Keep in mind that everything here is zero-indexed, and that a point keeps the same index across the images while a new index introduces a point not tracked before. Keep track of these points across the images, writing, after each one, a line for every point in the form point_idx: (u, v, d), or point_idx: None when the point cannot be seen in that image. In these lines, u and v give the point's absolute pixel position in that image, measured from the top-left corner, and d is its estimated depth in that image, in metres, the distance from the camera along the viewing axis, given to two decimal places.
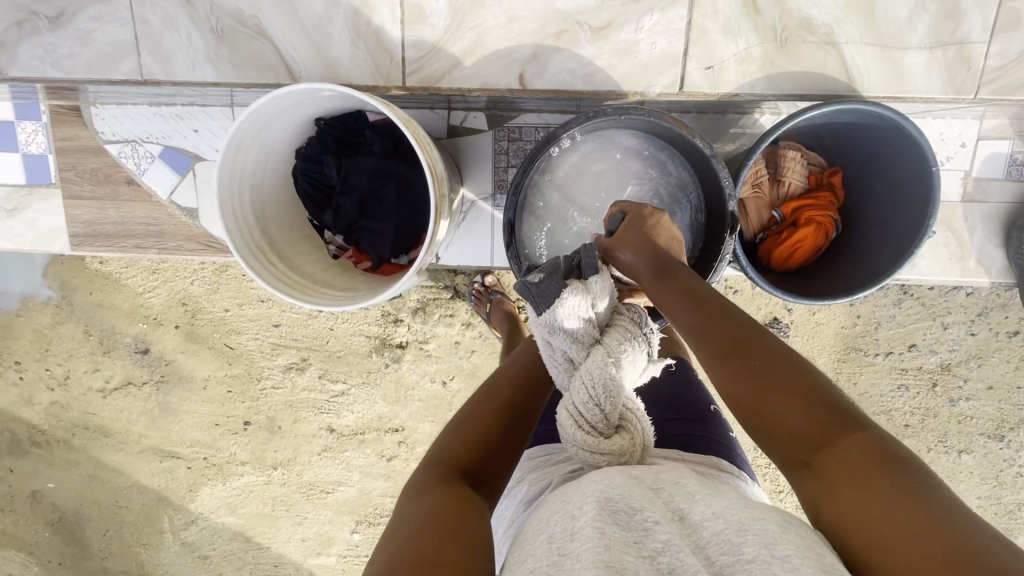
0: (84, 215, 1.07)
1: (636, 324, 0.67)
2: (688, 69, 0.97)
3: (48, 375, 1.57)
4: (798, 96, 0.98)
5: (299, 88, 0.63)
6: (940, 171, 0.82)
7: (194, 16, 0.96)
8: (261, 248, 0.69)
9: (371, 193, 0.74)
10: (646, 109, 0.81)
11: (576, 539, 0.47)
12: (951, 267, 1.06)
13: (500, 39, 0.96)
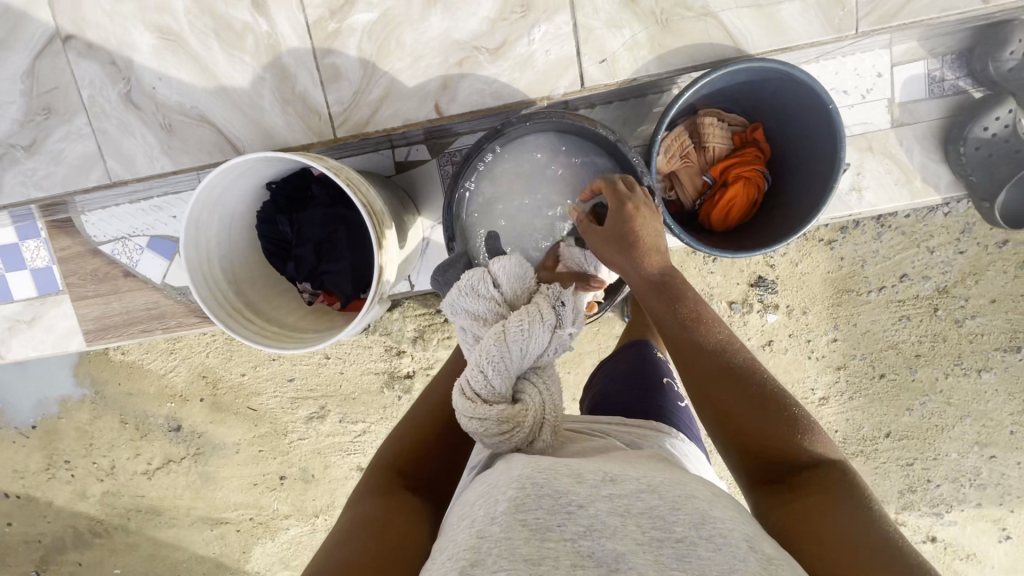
0: (93, 312, 1.16)
1: (540, 301, 0.71)
2: (584, 66, 1.04)
3: (95, 467, 1.68)
4: (692, 66, 1.04)
5: (238, 162, 0.69)
6: (839, 108, 0.84)
7: (146, 120, 1.08)
8: (235, 308, 0.76)
9: (325, 239, 0.80)
10: (547, 112, 0.90)
11: (494, 522, 0.52)
12: (900, 191, 1.13)
13: (410, 79, 1.05)
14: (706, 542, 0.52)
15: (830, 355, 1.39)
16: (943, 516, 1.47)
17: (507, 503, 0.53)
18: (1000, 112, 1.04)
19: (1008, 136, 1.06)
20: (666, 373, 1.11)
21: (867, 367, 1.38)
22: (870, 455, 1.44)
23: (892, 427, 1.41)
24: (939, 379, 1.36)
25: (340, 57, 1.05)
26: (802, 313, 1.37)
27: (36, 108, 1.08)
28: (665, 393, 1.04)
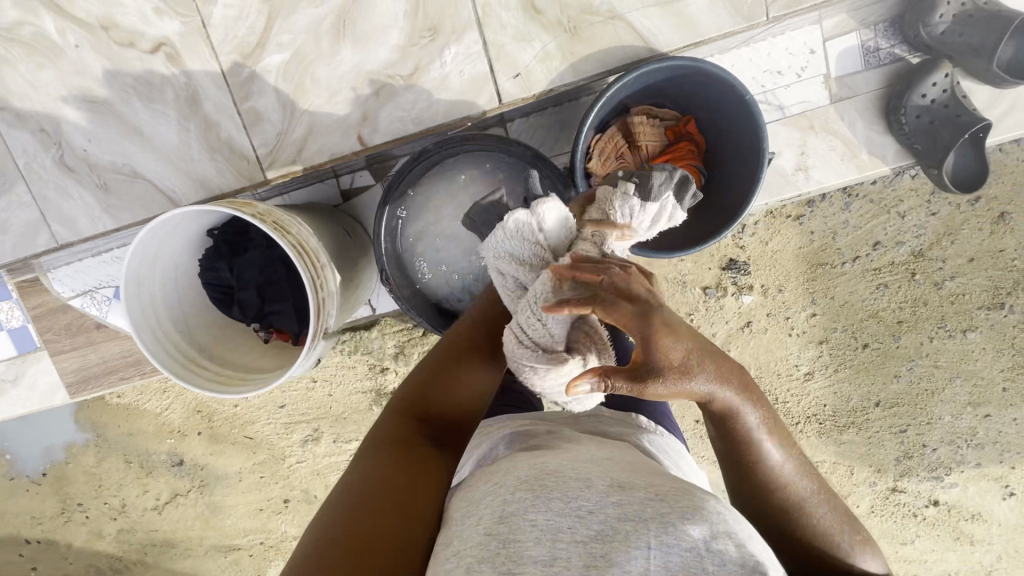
0: (72, 364, 1.19)
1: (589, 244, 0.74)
2: (499, 82, 1.08)
3: (108, 507, 1.72)
4: (607, 70, 1.08)
5: (165, 218, 0.70)
6: (756, 97, 0.86)
7: (82, 181, 1.13)
8: (189, 358, 0.78)
9: (266, 280, 0.81)
10: (458, 137, 0.92)
11: (506, 525, 0.56)
12: (849, 167, 1.14)
13: (329, 114, 1.10)
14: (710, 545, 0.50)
15: (811, 330, 1.37)
16: (944, 479, 1.45)
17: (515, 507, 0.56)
18: (937, 77, 1.07)
19: (947, 101, 1.08)
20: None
21: (849, 339, 1.37)
22: (863, 426, 1.42)
23: (881, 395, 1.40)
24: (922, 344, 1.35)
25: (258, 101, 1.09)
26: (778, 291, 1.35)
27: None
28: None
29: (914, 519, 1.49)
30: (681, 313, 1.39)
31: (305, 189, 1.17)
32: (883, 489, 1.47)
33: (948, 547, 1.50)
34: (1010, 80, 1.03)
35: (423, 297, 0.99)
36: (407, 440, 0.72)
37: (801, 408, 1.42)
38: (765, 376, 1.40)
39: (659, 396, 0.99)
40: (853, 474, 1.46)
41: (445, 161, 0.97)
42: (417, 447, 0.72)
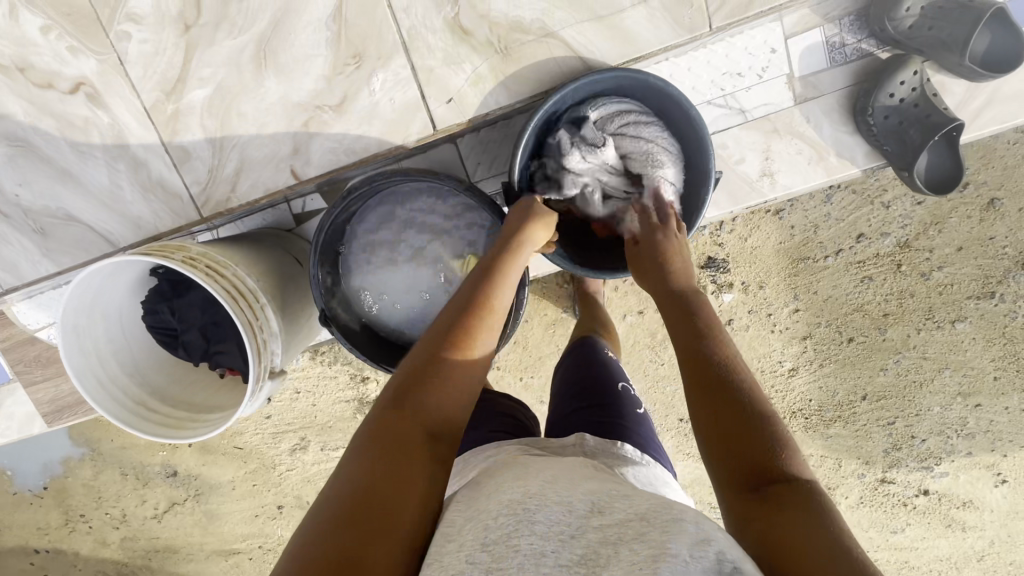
0: (46, 394, 1.19)
1: (649, 152, 0.97)
2: (432, 108, 1.07)
3: (109, 517, 1.76)
4: (545, 91, 1.06)
5: (92, 269, 0.69)
6: (699, 110, 0.91)
7: (18, 226, 1.13)
8: (139, 402, 0.78)
9: (209, 321, 0.77)
10: (389, 173, 0.88)
11: (485, 548, 0.54)
12: (813, 171, 1.10)
13: (259, 148, 1.09)
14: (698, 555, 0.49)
15: (794, 326, 1.34)
16: (934, 469, 1.43)
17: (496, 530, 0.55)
18: (905, 75, 1.02)
19: (917, 99, 1.03)
20: (620, 376, 1.04)
21: (833, 334, 1.34)
22: (849, 420, 1.40)
23: (867, 389, 1.37)
24: (909, 336, 1.31)
25: (185, 138, 1.09)
26: (758, 288, 1.32)
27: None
28: (624, 400, 0.97)
29: (904, 508, 1.47)
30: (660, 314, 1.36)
31: (256, 216, 1.16)
32: (871, 481, 1.45)
33: (939, 534, 1.48)
34: (985, 75, 0.95)
35: (369, 330, 1.00)
36: (398, 433, 0.65)
37: (787, 403, 1.40)
38: None
39: (642, 415, 0.95)
40: (841, 467, 1.45)
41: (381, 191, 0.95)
42: (406, 445, 0.64)
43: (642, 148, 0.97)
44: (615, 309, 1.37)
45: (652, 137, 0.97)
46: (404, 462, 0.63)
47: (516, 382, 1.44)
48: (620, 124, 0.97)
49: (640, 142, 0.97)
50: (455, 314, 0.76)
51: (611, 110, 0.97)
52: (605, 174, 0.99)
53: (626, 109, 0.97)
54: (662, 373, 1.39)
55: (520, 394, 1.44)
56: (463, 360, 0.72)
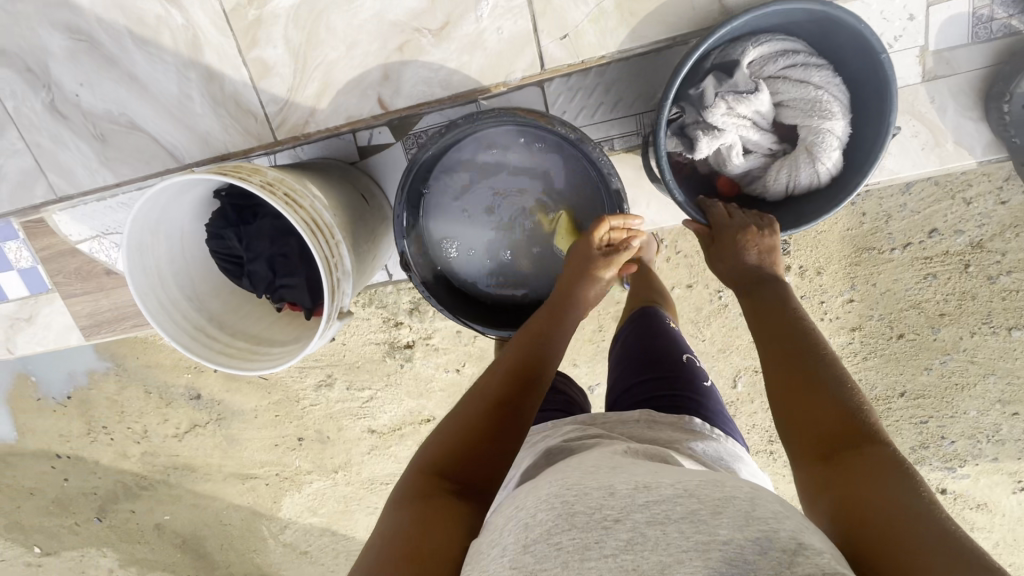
0: (85, 308, 1.18)
1: (812, 98, 0.83)
2: (544, 44, 1.00)
3: (131, 432, 1.79)
4: (672, 38, 0.97)
5: (162, 185, 0.65)
6: (891, 57, 0.76)
7: (76, 129, 1.08)
8: (198, 326, 0.75)
9: (277, 252, 0.73)
10: (496, 111, 0.83)
11: (528, 552, 0.50)
12: (925, 157, 1.09)
13: (347, 70, 1.03)
14: (755, 546, 0.46)
15: (845, 316, 1.30)
16: (956, 470, 1.43)
17: (539, 530, 0.51)
18: None
19: None
20: (685, 348, 1.02)
21: (883, 328, 1.30)
22: (882, 414, 1.39)
23: (907, 386, 1.35)
24: (964, 338, 1.28)
25: (266, 51, 1.02)
26: (816, 274, 1.28)
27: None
28: (690, 371, 0.97)
29: None
30: (710, 290, 1.32)
31: (319, 143, 1.08)
32: None
33: None
34: None
35: (446, 280, 0.98)
36: (433, 493, 0.67)
37: None
38: None
39: (709, 388, 0.95)
40: None
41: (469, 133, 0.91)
42: (436, 498, 0.66)
43: (806, 95, 0.84)
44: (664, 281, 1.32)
45: (821, 82, 0.83)
46: (437, 511, 0.64)
47: None
48: (785, 65, 0.85)
49: (806, 87, 0.83)
50: (495, 385, 0.78)
51: (772, 50, 0.84)
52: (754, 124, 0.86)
53: (792, 49, 0.85)
54: (701, 349, 1.37)
55: None
56: (503, 429, 0.74)
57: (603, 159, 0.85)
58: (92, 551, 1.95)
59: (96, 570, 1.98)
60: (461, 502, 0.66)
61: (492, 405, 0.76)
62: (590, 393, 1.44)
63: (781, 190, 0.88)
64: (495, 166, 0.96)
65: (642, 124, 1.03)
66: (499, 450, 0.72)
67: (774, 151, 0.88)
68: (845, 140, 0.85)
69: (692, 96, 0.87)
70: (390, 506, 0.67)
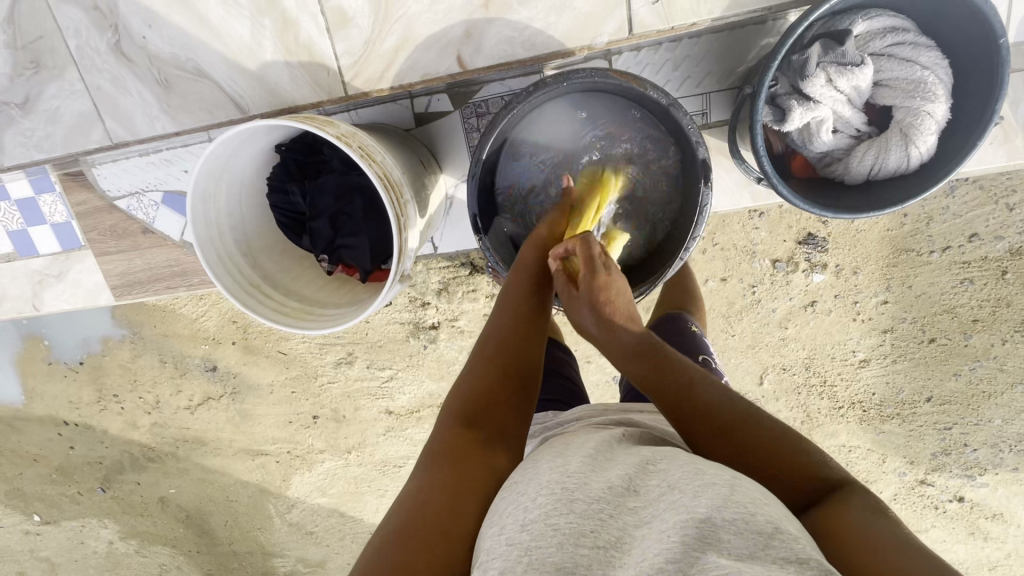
0: (117, 267, 1.18)
1: (915, 79, 0.79)
2: (634, 8, 0.97)
3: (142, 402, 1.76)
4: (766, 9, 0.96)
5: (232, 134, 0.66)
6: (1008, 43, 0.73)
7: (139, 74, 1.07)
8: (253, 283, 0.75)
9: (340, 210, 0.78)
10: (588, 70, 0.82)
11: (525, 531, 0.48)
12: (992, 152, 1.11)
13: (428, 25, 1.01)
14: (733, 525, 0.46)
15: (877, 317, 1.30)
16: (975, 478, 1.39)
17: (537, 511, 0.49)
18: None
19: None
20: (701, 348, 1.03)
21: (915, 332, 1.30)
22: (907, 418, 1.38)
23: (934, 391, 1.35)
24: (995, 346, 1.28)
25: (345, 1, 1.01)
26: (852, 273, 1.27)
27: (24, 61, 1.07)
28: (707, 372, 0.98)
29: (933, 510, 1.44)
30: (744, 284, 1.31)
31: (373, 107, 1.08)
32: (910, 480, 1.42)
33: (960, 540, 1.46)
34: None
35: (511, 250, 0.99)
36: (467, 446, 0.63)
37: (848, 394, 1.38)
38: (818, 357, 1.35)
39: None
40: (884, 462, 1.42)
41: (546, 97, 0.90)
42: (465, 448, 0.62)
43: (910, 75, 0.80)
44: (697, 272, 1.31)
45: (928, 63, 0.79)
46: (470, 468, 0.60)
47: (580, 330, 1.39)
48: (891, 43, 0.80)
49: (911, 67, 0.79)
50: (506, 330, 0.75)
51: (880, 26, 0.80)
52: (850, 100, 0.81)
53: (900, 26, 0.80)
54: (730, 344, 1.37)
55: (579, 342, 1.40)
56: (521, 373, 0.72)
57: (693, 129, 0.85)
58: (92, 522, 1.92)
59: (96, 541, 1.95)
60: (493, 450, 0.63)
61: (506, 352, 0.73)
62: (614, 383, 1.43)
63: (863, 174, 0.84)
64: (563, 134, 0.96)
65: (708, 102, 1.02)
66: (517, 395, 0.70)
67: (862, 132, 0.84)
68: (941, 128, 0.81)
69: (787, 68, 0.82)
70: (419, 463, 0.63)
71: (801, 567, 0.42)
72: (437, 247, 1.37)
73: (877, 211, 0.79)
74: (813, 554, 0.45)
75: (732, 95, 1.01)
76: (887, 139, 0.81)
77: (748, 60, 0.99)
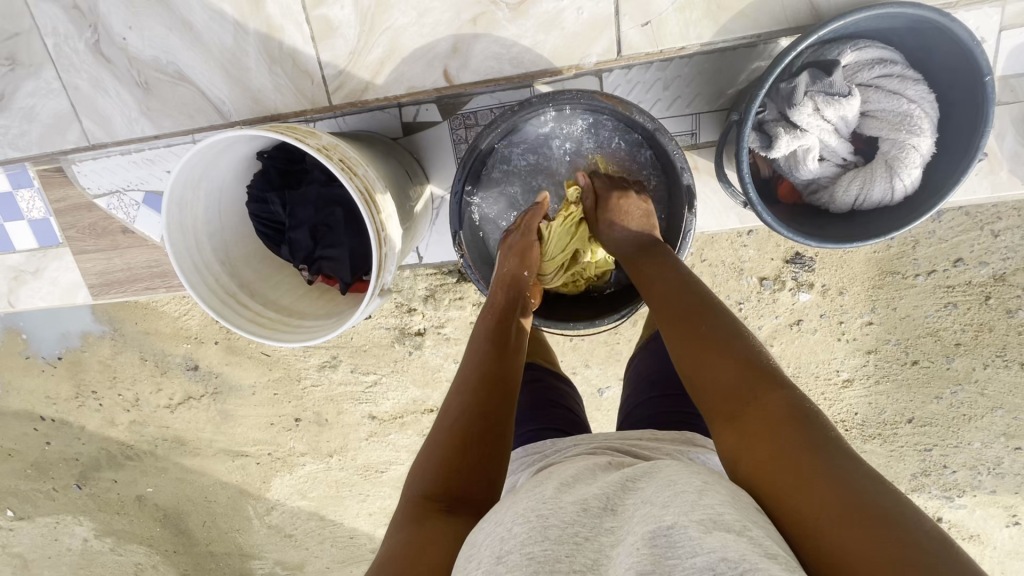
0: (95, 266, 1.16)
1: (902, 114, 0.79)
2: (623, 28, 0.97)
3: (121, 399, 1.73)
4: (755, 34, 0.95)
5: (210, 143, 0.65)
6: (994, 80, 0.73)
7: (119, 75, 1.05)
8: (231, 293, 0.74)
9: (321, 222, 0.77)
10: (574, 92, 0.83)
11: (501, 563, 0.48)
12: (979, 180, 1.12)
13: (416, 37, 1.00)
14: (697, 525, 0.46)
15: (862, 338, 1.31)
16: (954, 499, 1.40)
17: (512, 541, 0.49)
18: None
19: None
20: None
21: (899, 353, 1.31)
22: (889, 438, 1.38)
23: (916, 413, 1.35)
24: (976, 369, 1.28)
25: (332, 10, 1.00)
26: (838, 294, 1.27)
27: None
28: None
29: None
30: (730, 301, 1.31)
31: (361, 115, 1.07)
32: None
33: None
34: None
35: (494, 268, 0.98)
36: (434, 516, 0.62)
37: (831, 413, 1.38)
38: (802, 376, 1.36)
39: None
40: None
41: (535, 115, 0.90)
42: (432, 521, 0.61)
43: (897, 108, 0.80)
44: None
45: (915, 97, 0.79)
46: (439, 533, 0.60)
47: (565, 342, 1.39)
48: (879, 75, 0.80)
49: (898, 100, 0.80)
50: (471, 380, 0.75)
51: (869, 57, 0.80)
52: (837, 130, 0.81)
53: (890, 58, 0.80)
54: None
55: (566, 355, 1.39)
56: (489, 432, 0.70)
57: (676, 155, 0.85)
58: (68, 519, 1.89)
59: (71, 538, 1.92)
60: (456, 517, 0.63)
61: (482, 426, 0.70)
62: (598, 396, 1.42)
63: (848, 204, 0.84)
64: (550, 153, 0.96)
65: (697, 123, 1.02)
66: (487, 467, 0.68)
67: (848, 162, 0.84)
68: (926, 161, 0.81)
69: (776, 95, 0.82)
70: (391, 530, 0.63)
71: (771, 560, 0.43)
72: (424, 256, 1.37)
73: (862, 241, 0.79)
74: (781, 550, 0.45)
75: (721, 117, 1.01)
76: (875, 170, 0.81)
77: (737, 85, 0.99)
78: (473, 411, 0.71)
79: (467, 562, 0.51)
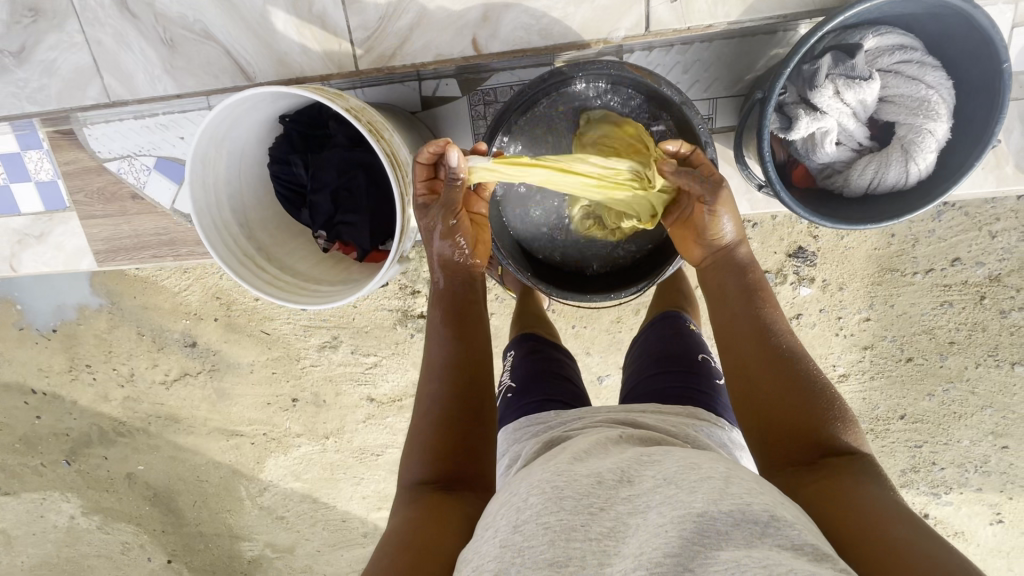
0: (102, 232, 1.16)
1: (919, 100, 0.82)
2: (653, 5, 0.98)
3: (115, 373, 1.71)
4: (783, 15, 0.96)
5: (241, 99, 0.66)
6: (1011, 68, 0.75)
7: (144, 31, 1.04)
8: (250, 257, 0.75)
9: (342, 187, 0.78)
10: (605, 63, 0.86)
11: (518, 532, 0.49)
12: (985, 177, 1.14)
13: (446, 4, 1.00)
14: (726, 515, 0.46)
15: (859, 334, 1.33)
16: (940, 496, 1.43)
17: (531, 510, 0.50)
18: None
19: None
20: (702, 348, 1.01)
21: (894, 350, 1.33)
22: (880, 434, 1.41)
23: (907, 410, 1.38)
24: (967, 368, 1.31)
25: None
26: (838, 289, 1.30)
27: (22, 9, 1.04)
28: (707, 370, 0.95)
29: None
30: None
31: (380, 88, 1.08)
32: None
33: None
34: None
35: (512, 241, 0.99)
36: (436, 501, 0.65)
37: None
38: None
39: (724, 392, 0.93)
40: None
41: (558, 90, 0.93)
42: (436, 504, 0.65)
43: (915, 93, 0.82)
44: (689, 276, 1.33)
45: (933, 83, 0.81)
46: (442, 516, 0.63)
47: (567, 327, 1.40)
48: (898, 61, 0.82)
49: (916, 86, 0.82)
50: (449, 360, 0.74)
51: (889, 43, 0.82)
52: (855, 114, 0.83)
53: (909, 45, 0.82)
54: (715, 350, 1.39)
55: (567, 341, 1.41)
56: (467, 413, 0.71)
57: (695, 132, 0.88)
58: (55, 495, 1.86)
59: (57, 516, 1.89)
60: (457, 496, 0.66)
61: (457, 414, 0.71)
62: (598, 383, 1.44)
63: (862, 188, 0.86)
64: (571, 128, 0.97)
65: (714, 107, 1.04)
66: (480, 444, 0.70)
67: (864, 146, 0.86)
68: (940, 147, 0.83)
69: (798, 77, 0.84)
70: (394, 511, 0.67)
71: (796, 552, 0.44)
72: None
73: (875, 223, 0.81)
74: (809, 540, 0.46)
75: (738, 102, 1.03)
76: (890, 155, 0.83)
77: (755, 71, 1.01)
78: (445, 403, 0.71)
79: (484, 531, 0.53)
